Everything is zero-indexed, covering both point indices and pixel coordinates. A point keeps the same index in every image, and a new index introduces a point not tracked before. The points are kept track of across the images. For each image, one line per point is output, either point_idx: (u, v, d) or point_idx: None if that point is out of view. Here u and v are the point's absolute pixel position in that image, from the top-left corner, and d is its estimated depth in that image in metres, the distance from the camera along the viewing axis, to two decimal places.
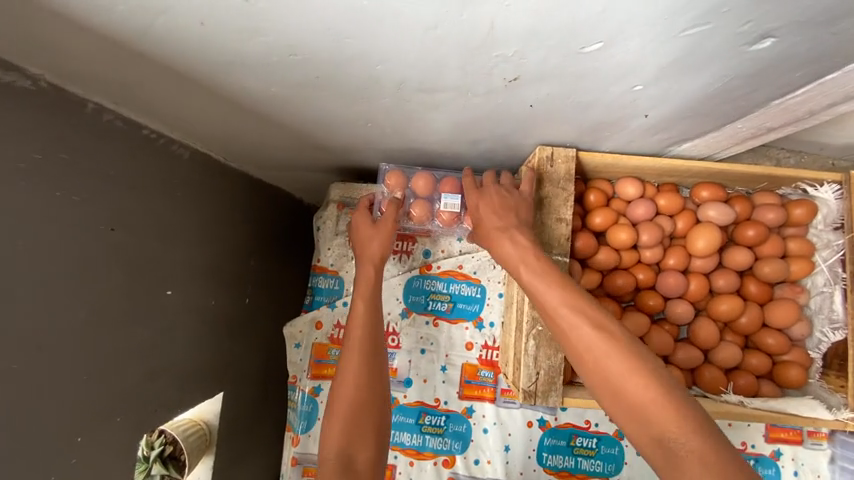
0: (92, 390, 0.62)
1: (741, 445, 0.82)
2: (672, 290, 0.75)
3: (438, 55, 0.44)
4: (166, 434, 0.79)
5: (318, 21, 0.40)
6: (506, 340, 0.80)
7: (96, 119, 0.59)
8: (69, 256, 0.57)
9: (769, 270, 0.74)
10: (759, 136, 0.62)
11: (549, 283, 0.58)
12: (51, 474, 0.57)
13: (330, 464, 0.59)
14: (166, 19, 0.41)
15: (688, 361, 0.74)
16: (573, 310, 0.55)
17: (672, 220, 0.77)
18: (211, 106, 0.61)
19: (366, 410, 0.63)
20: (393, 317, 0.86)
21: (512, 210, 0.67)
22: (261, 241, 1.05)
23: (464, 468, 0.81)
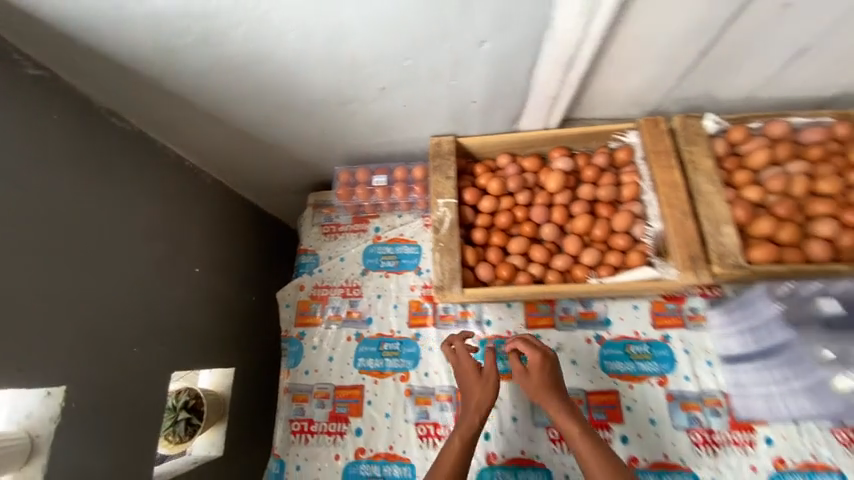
0: (146, 318, 0.93)
1: (634, 333, 1.03)
2: (541, 219, 1.06)
3: (337, 76, 0.86)
4: (190, 391, 1.11)
5: (275, 67, 0.83)
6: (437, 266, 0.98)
7: (162, 150, 1.02)
8: (142, 225, 0.94)
9: (606, 194, 1.05)
10: (558, 101, 1.00)
11: (553, 398, 0.86)
12: (117, 368, 0.86)
13: None
14: (205, 77, 0.86)
15: (562, 264, 1.02)
16: (578, 429, 0.82)
17: (535, 175, 1.12)
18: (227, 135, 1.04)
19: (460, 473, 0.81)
20: (355, 275, 1.16)
21: (552, 368, 0.90)
22: (265, 252, 1.40)
23: (417, 380, 1.03)
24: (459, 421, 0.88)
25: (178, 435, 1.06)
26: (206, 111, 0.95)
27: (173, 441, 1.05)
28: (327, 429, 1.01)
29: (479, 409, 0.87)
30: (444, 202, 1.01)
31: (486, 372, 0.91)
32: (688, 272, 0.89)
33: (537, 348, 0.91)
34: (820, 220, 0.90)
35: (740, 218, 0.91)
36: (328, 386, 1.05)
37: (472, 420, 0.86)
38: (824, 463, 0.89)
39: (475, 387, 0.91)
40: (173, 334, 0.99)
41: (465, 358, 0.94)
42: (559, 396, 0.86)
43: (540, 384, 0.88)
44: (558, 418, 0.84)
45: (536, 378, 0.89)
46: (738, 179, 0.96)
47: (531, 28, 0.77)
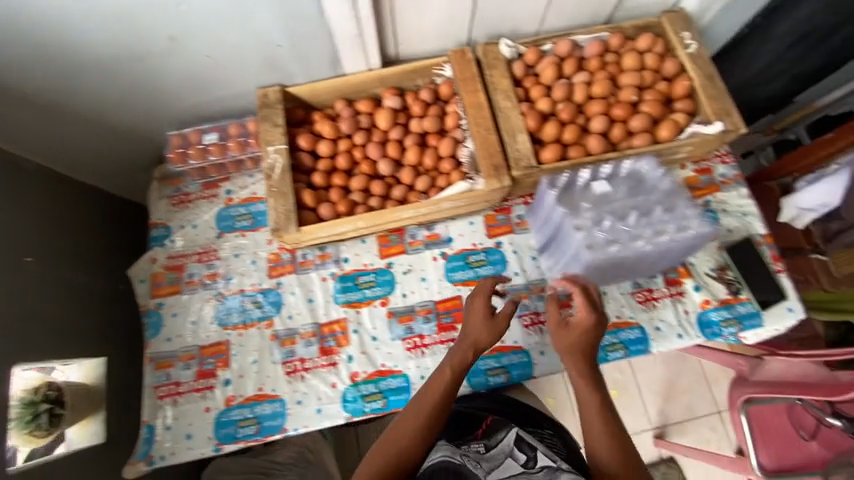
0: None
1: (473, 245, 1.16)
2: (376, 155, 1.12)
3: (115, 25, 0.86)
4: (49, 382, 0.94)
5: (41, 19, 0.81)
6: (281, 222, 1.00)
7: None
8: None
9: (432, 125, 1.14)
10: (367, 41, 1.04)
11: (593, 346, 0.90)
12: None
13: (402, 443, 0.84)
14: None
15: (400, 194, 1.10)
16: (590, 385, 0.87)
17: (369, 116, 1.17)
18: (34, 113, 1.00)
19: (432, 421, 0.87)
20: (211, 239, 1.16)
21: (598, 333, 0.90)
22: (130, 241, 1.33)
23: (281, 324, 1.08)
24: (451, 356, 0.93)
25: (39, 430, 0.89)
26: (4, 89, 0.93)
27: (31, 439, 0.88)
28: (195, 387, 1.03)
29: (475, 347, 0.93)
30: (274, 149, 1.04)
31: (498, 318, 0.96)
32: (493, 180, 1.02)
33: (591, 310, 0.88)
34: (595, 118, 1.04)
35: (531, 127, 1.05)
36: (193, 348, 1.07)
37: (466, 357, 0.93)
38: (626, 320, 1.08)
39: (473, 331, 0.94)
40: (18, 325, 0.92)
41: (476, 302, 0.96)
42: (589, 353, 0.90)
43: (575, 342, 0.90)
44: (572, 364, 0.90)
45: (573, 335, 0.90)
46: (532, 94, 1.09)
47: None
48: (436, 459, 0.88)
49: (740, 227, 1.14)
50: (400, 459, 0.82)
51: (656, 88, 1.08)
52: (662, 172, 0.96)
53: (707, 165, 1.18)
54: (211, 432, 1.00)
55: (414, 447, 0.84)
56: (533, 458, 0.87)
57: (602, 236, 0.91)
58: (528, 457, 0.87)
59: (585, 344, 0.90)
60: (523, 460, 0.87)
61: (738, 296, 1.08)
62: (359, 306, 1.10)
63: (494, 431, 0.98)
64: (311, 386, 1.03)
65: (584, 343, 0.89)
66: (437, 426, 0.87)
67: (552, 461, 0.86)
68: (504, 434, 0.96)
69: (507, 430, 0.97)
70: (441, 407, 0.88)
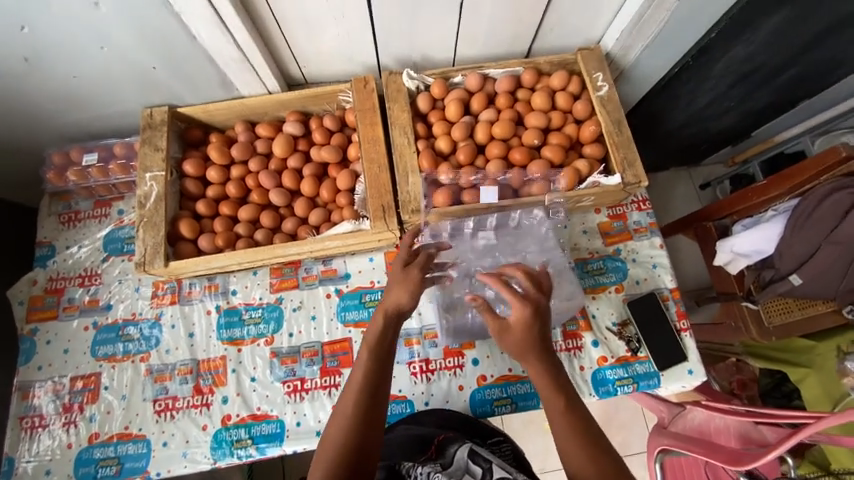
0: None
1: (370, 283, 1.10)
2: (269, 184, 1.07)
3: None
4: None
5: None
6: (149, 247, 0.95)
7: None
8: None
9: (330, 155, 1.09)
10: (254, 62, 0.99)
11: (543, 365, 0.76)
12: None
13: (335, 437, 0.71)
14: None
15: (290, 227, 1.05)
16: (556, 397, 0.74)
17: (268, 142, 1.12)
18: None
19: (367, 409, 0.73)
20: (96, 263, 1.11)
21: (539, 329, 0.77)
22: None
23: (157, 358, 1.03)
24: (366, 339, 0.79)
25: None
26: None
27: None
28: (60, 421, 0.98)
29: (387, 315, 0.80)
30: (151, 175, 0.98)
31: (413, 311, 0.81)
32: (378, 222, 0.97)
33: (521, 303, 0.76)
34: (492, 161, 0.99)
35: (425, 167, 1.00)
36: (62, 378, 1.01)
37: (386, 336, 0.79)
38: (517, 374, 1.02)
39: (384, 309, 0.81)
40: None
41: (400, 297, 0.81)
42: (540, 354, 0.76)
43: (522, 347, 0.77)
44: (535, 378, 0.76)
45: (517, 336, 0.77)
46: (435, 131, 1.04)
47: None
48: None
49: (647, 279, 1.10)
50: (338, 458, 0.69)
51: (563, 130, 1.05)
52: (548, 229, 0.98)
53: (622, 211, 1.15)
54: (70, 470, 0.95)
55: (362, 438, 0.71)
56: (489, 470, 0.76)
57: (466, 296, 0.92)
58: (485, 470, 0.76)
59: (545, 346, 0.77)
60: (479, 474, 0.76)
61: (637, 355, 1.04)
62: (241, 343, 1.05)
63: (449, 446, 0.86)
64: (179, 427, 0.98)
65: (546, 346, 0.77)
66: (378, 408, 0.74)
67: (507, 472, 0.75)
68: (459, 451, 0.83)
69: (462, 445, 0.85)
70: (369, 395, 0.74)
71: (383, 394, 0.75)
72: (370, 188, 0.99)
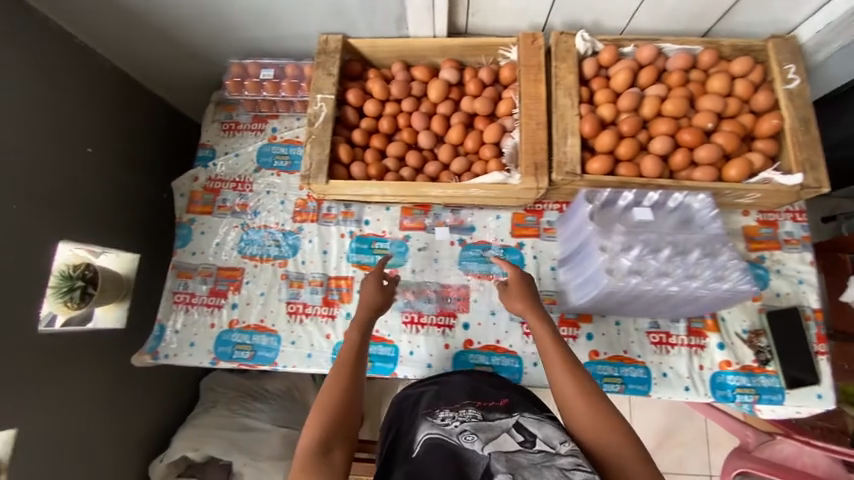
0: (41, 178, 1.02)
1: (493, 239, 1.12)
2: (419, 126, 1.10)
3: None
4: (87, 268, 1.16)
5: None
6: (310, 159, 1.01)
7: (49, 26, 1.02)
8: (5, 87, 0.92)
9: (482, 107, 1.09)
10: (436, 2, 1.00)
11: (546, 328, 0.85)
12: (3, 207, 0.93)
13: (322, 414, 0.74)
14: None
15: (433, 171, 1.09)
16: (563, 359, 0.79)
17: (423, 84, 1.14)
18: (125, 23, 1.10)
19: (348, 391, 0.78)
20: (248, 172, 1.21)
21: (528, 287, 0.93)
22: (170, 153, 1.44)
23: (294, 267, 1.13)
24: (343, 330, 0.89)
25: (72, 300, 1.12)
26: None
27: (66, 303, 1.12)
28: (206, 302, 1.11)
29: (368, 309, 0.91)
30: (321, 97, 1.05)
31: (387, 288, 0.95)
32: (529, 178, 0.96)
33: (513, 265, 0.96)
34: (659, 138, 0.95)
35: (586, 131, 0.97)
36: (212, 266, 1.14)
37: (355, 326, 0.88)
38: (632, 357, 1.01)
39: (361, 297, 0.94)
40: (70, 205, 1.09)
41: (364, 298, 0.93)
42: (535, 312, 0.89)
43: (519, 302, 0.91)
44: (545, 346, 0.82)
45: (517, 297, 0.92)
46: (597, 98, 1.02)
47: None
48: (439, 441, 0.70)
49: (790, 294, 1.04)
50: (330, 430, 0.72)
51: (737, 119, 0.99)
52: (712, 213, 0.88)
53: (774, 218, 1.08)
54: (211, 346, 1.07)
55: (338, 419, 0.74)
56: (533, 439, 0.68)
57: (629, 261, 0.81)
58: (526, 437, 0.69)
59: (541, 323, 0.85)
60: (519, 438, 0.69)
61: (764, 367, 1.00)
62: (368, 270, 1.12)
63: (493, 405, 0.80)
64: (306, 331, 1.08)
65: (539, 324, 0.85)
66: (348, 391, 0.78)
67: (552, 445, 0.67)
68: (503, 412, 0.76)
69: (509, 411, 0.77)
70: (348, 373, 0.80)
71: (357, 380, 0.81)
72: (524, 147, 1.00)
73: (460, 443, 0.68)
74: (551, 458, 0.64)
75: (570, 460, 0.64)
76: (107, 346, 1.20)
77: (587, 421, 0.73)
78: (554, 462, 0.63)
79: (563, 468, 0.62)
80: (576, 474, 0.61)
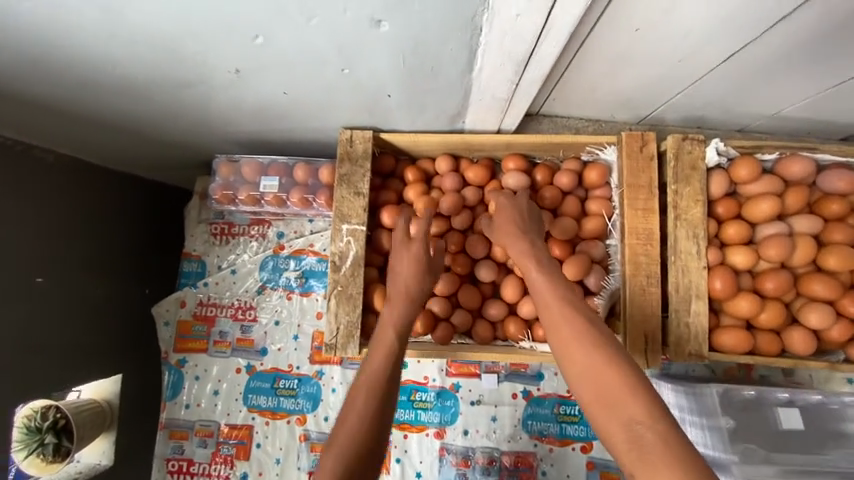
0: None
1: (566, 392, 0.90)
2: (478, 253, 0.83)
3: (145, 56, 0.55)
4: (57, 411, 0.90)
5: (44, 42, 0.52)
6: (338, 321, 0.75)
7: None
8: None
9: (563, 230, 0.82)
10: (514, 103, 0.70)
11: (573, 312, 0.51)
12: None
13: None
14: None
15: (496, 315, 0.83)
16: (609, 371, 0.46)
17: (481, 191, 0.85)
18: (60, 121, 0.75)
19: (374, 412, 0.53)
20: (250, 294, 0.95)
21: (521, 217, 0.67)
22: (152, 240, 1.16)
23: (315, 425, 0.90)
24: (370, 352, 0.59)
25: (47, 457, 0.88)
26: (8, 95, 0.65)
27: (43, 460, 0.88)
28: (208, 471, 0.89)
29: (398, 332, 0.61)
30: (348, 229, 0.76)
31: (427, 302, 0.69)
32: (637, 355, 0.71)
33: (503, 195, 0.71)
34: (814, 305, 0.70)
35: (715, 291, 0.72)
36: (212, 424, 0.90)
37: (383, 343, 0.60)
38: None
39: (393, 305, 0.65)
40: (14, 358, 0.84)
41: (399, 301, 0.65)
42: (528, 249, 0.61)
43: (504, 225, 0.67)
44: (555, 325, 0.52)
45: (503, 219, 0.68)
46: (728, 234, 0.74)
47: (446, 2, 0.45)
48: None
49: None
50: None
51: None
52: None
53: None
54: None
55: None
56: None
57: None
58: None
59: (548, 283, 0.55)
60: None
61: None
62: (408, 430, 0.89)
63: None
64: None
65: (547, 285, 0.55)
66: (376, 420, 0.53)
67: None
68: None
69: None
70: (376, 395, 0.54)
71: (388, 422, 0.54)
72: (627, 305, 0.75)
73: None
74: None
75: None
76: None
77: (654, 477, 0.40)
78: None
79: None
80: None
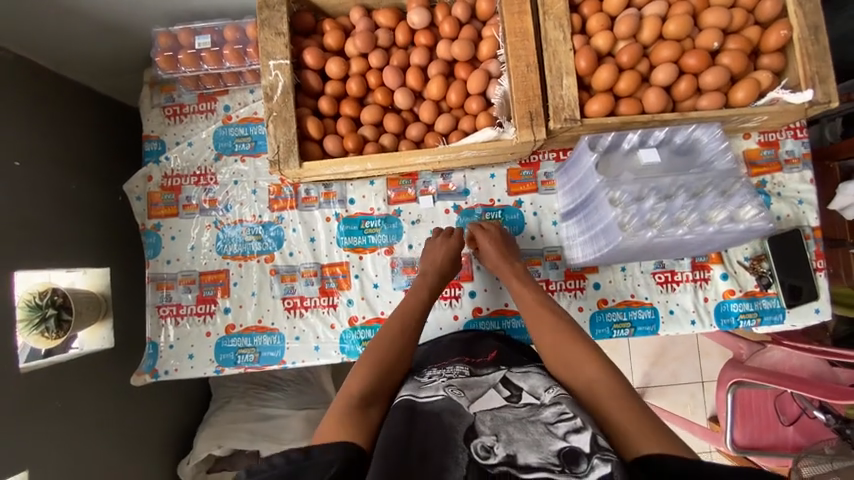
0: None
1: (490, 201, 1.05)
2: (393, 83, 0.96)
3: None
4: (55, 293, 1.03)
5: None
6: (276, 139, 0.88)
7: None
8: None
9: (462, 51, 0.95)
10: None
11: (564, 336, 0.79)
12: None
13: (375, 358, 0.79)
14: None
15: (417, 134, 0.97)
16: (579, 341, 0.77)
17: (391, 32, 0.98)
18: None
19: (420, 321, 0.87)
20: (208, 162, 1.07)
21: (504, 244, 0.96)
22: (114, 149, 1.27)
23: (282, 260, 1.05)
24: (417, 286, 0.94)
25: (50, 330, 1.01)
26: None
27: (46, 335, 1.01)
28: (195, 311, 1.03)
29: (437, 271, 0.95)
30: (275, 64, 0.89)
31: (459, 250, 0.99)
32: (525, 130, 0.87)
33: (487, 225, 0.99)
34: (661, 67, 0.86)
35: (581, 69, 0.87)
36: (193, 272, 1.04)
37: (418, 291, 0.91)
38: (640, 300, 1.01)
39: (434, 255, 0.97)
40: (14, 229, 0.94)
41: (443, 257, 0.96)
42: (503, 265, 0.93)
43: (497, 258, 0.94)
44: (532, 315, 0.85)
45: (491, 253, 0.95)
46: (591, 26, 0.89)
47: None
48: (425, 399, 0.70)
49: (790, 215, 1.03)
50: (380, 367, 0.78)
51: (743, 34, 0.89)
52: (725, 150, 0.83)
53: (775, 138, 1.04)
54: (212, 355, 1.02)
55: (375, 373, 0.76)
56: (518, 395, 0.71)
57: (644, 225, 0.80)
58: (512, 392, 0.72)
59: (530, 296, 0.88)
60: (506, 394, 0.71)
61: (766, 290, 1.01)
62: (363, 252, 1.05)
63: (481, 366, 0.83)
64: (309, 324, 1.03)
65: (529, 298, 0.88)
66: (401, 336, 0.84)
67: (537, 396, 0.69)
68: (491, 371, 0.79)
69: (497, 369, 0.80)
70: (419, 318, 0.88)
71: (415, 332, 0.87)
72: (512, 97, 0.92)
73: (448, 396, 0.70)
74: (538, 412, 0.65)
75: (554, 411, 0.64)
76: (101, 373, 1.13)
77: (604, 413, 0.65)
78: (540, 416, 0.64)
79: (547, 421, 0.62)
80: (559, 426, 0.61)
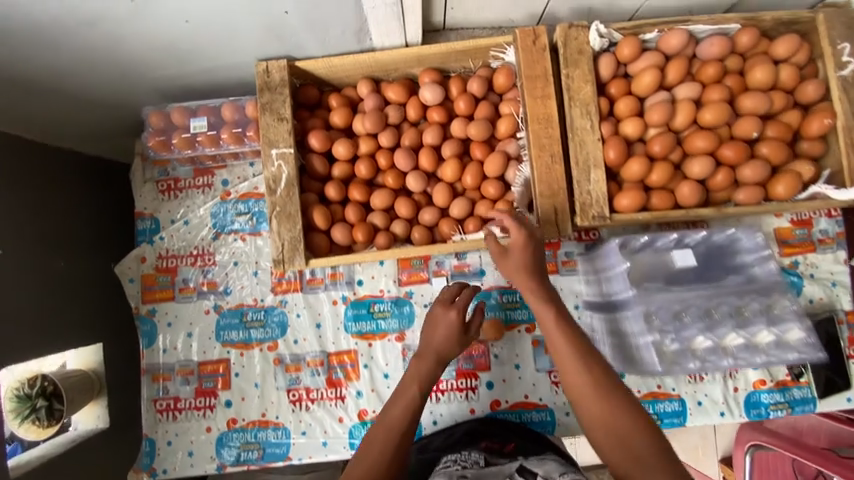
0: None
1: (506, 283, 0.98)
2: (405, 165, 0.89)
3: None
4: (45, 381, 0.96)
5: None
6: (281, 236, 0.84)
7: None
8: None
9: (478, 132, 0.88)
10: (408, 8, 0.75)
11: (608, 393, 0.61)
12: None
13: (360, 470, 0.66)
14: None
15: (430, 220, 0.90)
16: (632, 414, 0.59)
17: (403, 108, 0.91)
18: None
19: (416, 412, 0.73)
20: (205, 241, 1.00)
21: (533, 251, 0.74)
22: (104, 215, 1.19)
23: (286, 348, 0.98)
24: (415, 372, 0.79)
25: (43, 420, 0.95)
26: None
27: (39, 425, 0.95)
28: (194, 405, 0.97)
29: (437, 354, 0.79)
30: (277, 152, 0.83)
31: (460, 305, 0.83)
32: (548, 227, 0.81)
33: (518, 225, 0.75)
34: (697, 158, 0.80)
35: (610, 159, 0.81)
36: (191, 363, 0.98)
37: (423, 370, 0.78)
38: (666, 391, 0.96)
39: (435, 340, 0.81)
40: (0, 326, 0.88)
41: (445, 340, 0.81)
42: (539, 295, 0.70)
43: (520, 268, 0.73)
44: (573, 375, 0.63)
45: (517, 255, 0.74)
46: (620, 109, 0.83)
47: None
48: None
49: (823, 299, 0.97)
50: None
51: (782, 118, 0.83)
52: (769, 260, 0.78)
53: (808, 217, 0.98)
54: (214, 452, 0.95)
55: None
56: None
57: (679, 341, 0.76)
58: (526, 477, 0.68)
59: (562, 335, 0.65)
60: None
61: (797, 380, 0.96)
62: (371, 339, 0.98)
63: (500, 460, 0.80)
64: (316, 417, 0.96)
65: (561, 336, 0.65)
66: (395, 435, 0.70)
67: None
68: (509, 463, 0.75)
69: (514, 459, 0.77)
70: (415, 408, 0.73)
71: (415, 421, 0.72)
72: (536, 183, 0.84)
73: None
74: None
75: None
76: (94, 462, 1.06)
77: None
78: None
79: None
80: None
